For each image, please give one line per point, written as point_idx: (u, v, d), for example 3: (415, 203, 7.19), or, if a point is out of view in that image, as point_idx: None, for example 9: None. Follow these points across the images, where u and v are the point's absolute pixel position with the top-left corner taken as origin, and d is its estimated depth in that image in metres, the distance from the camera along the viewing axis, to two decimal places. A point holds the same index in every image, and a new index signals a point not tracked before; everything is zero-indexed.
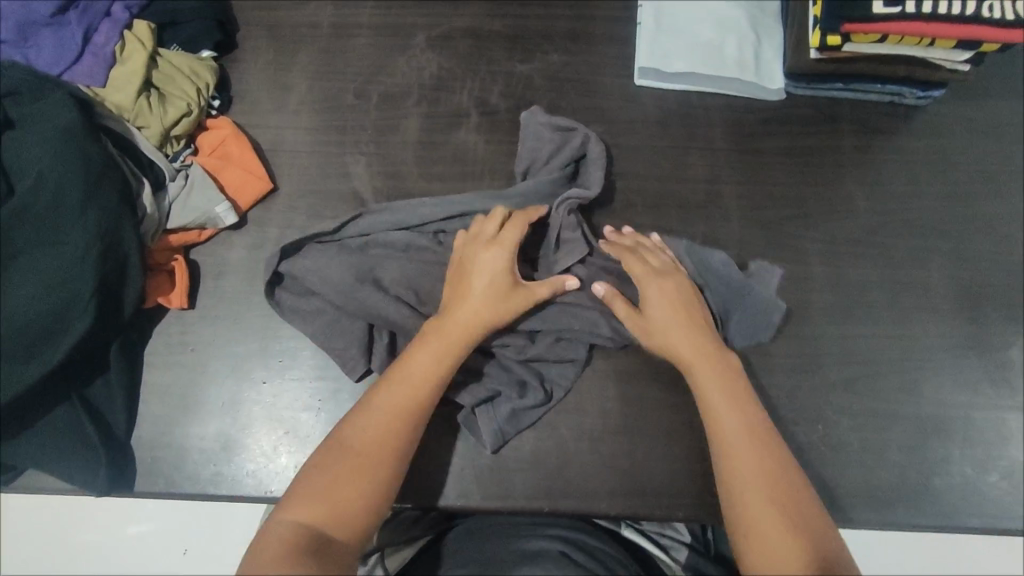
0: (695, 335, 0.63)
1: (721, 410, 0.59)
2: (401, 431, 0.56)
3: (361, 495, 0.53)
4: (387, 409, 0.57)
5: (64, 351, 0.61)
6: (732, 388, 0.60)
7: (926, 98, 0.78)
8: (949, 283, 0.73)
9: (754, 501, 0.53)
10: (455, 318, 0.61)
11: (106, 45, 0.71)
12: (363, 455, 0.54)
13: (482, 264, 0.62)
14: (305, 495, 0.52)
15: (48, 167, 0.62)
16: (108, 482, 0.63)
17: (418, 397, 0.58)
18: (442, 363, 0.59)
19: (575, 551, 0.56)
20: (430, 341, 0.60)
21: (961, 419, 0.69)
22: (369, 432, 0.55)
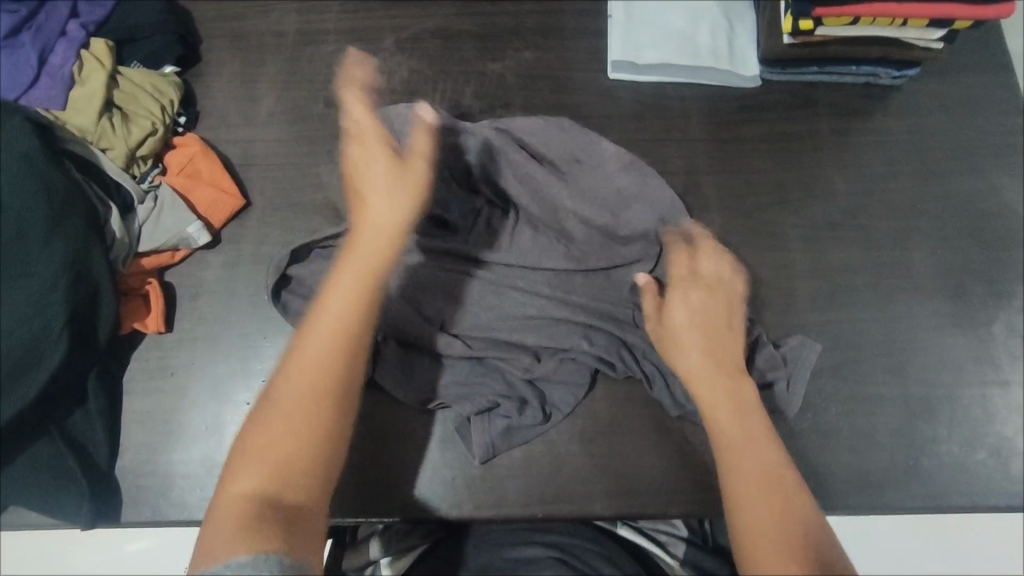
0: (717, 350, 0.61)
1: (727, 425, 0.56)
2: (333, 368, 0.51)
3: (304, 444, 0.48)
4: (315, 350, 0.52)
5: (39, 385, 0.59)
6: (744, 409, 0.57)
7: (902, 77, 0.77)
8: (930, 263, 0.73)
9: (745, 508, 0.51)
10: (362, 226, 0.57)
11: (63, 66, 0.69)
12: (303, 399, 0.50)
13: (370, 172, 0.60)
14: (248, 463, 0.47)
15: (10, 197, 0.61)
16: (93, 514, 0.62)
17: (340, 315, 0.53)
18: (361, 272, 0.55)
19: (571, 554, 0.57)
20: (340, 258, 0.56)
21: (948, 398, 0.69)
22: (297, 374, 0.51)
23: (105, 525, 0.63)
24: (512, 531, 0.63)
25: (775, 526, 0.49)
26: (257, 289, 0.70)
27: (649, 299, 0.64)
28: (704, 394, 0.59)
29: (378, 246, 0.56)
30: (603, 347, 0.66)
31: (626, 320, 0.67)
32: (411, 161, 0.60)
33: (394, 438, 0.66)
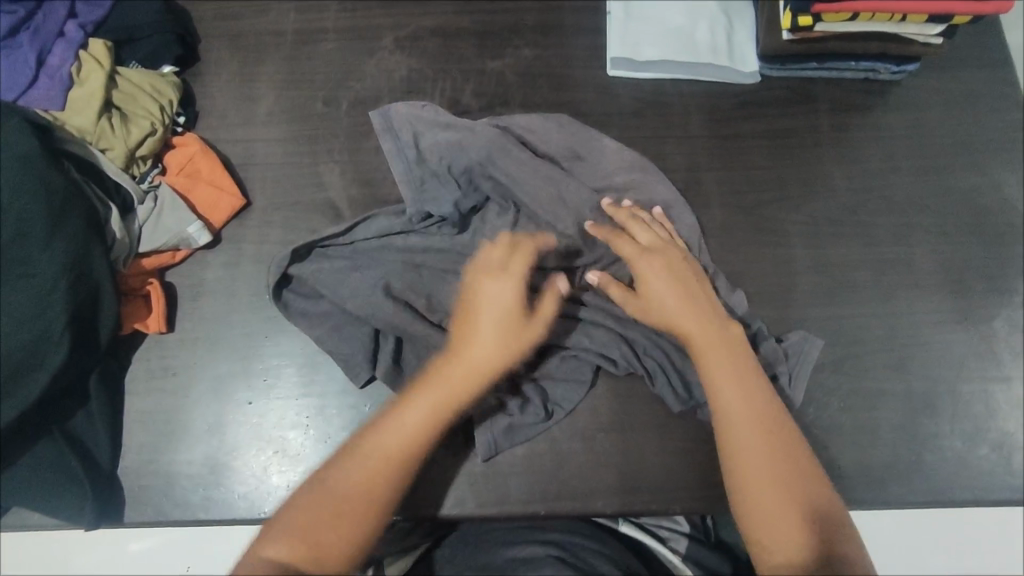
0: (714, 334, 0.61)
1: (736, 418, 0.57)
2: (386, 480, 0.54)
3: (342, 538, 0.52)
4: (379, 454, 0.55)
5: (41, 387, 0.59)
6: (752, 397, 0.58)
7: (901, 72, 0.77)
8: (931, 259, 0.73)
9: (761, 510, 0.54)
10: (472, 352, 0.58)
11: (61, 67, 0.69)
12: (351, 492, 0.54)
13: (496, 298, 0.59)
14: (286, 535, 0.51)
15: (8, 198, 0.61)
16: (96, 515, 0.62)
17: (416, 437, 0.56)
18: (447, 402, 0.57)
19: (568, 552, 0.59)
20: (444, 374, 0.58)
21: (949, 393, 0.69)
22: (355, 471, 0.54)
23: (108, 525, 0.63)
24: (506, 531, 0.65)
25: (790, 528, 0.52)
26: (258, 288, 0.70)
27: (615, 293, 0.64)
28: (710, 376, 0.59)
29: (473, 382, 0.58)
30: (605, 344, 0.66)
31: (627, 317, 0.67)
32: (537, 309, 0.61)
33: None
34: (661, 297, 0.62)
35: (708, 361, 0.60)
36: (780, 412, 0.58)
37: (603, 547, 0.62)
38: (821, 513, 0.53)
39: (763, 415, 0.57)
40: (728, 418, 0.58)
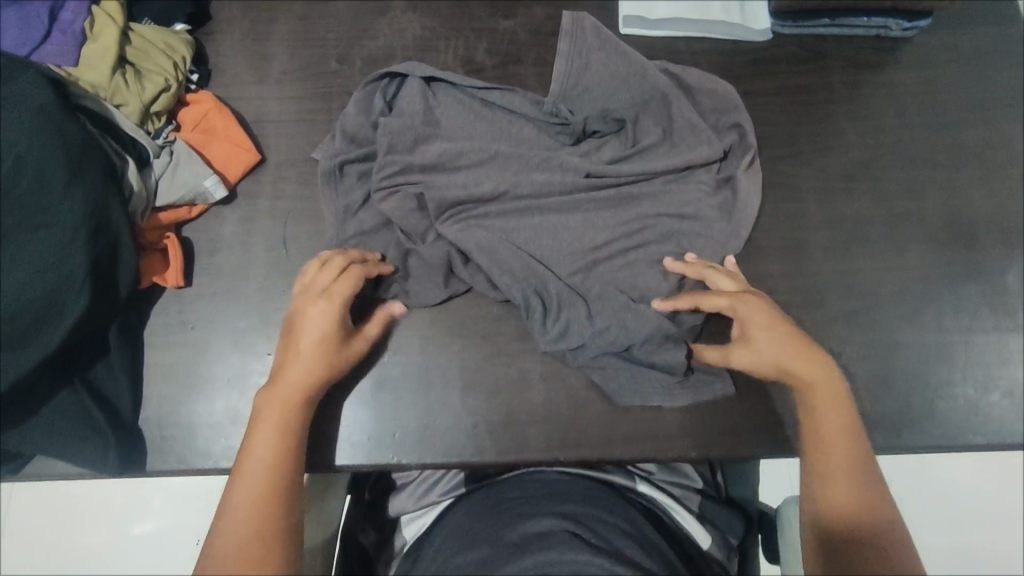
0: (812, 380, 0.60)
1: (842, 463, 0.55)
2: (273, 517, 0.50)
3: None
4: (254, 493, 0.51)
5: (60, 336, 0.60)
6: (856, 459, 0.55)
7: (912, 29, 0.78)
8: (942, 213, 0.74)
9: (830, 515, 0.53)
10: (294, 377, 0.58)
11: (75, 22, 0.69)
12: (246, 541, 0.49)
13: (313, 321, 0.60)
14: None
15: (25, 148, 0.60)
16: (118, 463, 0.62)
17: (277, 464, 0.53)
18: (291, 423, 0.56)
19: (588, 531, 0.54)
20: (277, 404, 0.56)
21: (962, 343, 0.70)
22: (237, 521, 0.50)
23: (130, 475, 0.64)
24: (526, 496, 0.61)
25: None
26: (275, 244, 0.70)
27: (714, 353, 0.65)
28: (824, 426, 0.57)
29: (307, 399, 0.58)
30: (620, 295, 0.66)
31: (640, 265, 0.68)
32: (360, 333, 0.64)
33: (414, 386, 0.67)
34: (764, 349, 0.61)
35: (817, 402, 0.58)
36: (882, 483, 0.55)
37: (622, 520, 0.59)
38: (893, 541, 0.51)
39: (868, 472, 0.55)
40: (829, 471, 0.55)
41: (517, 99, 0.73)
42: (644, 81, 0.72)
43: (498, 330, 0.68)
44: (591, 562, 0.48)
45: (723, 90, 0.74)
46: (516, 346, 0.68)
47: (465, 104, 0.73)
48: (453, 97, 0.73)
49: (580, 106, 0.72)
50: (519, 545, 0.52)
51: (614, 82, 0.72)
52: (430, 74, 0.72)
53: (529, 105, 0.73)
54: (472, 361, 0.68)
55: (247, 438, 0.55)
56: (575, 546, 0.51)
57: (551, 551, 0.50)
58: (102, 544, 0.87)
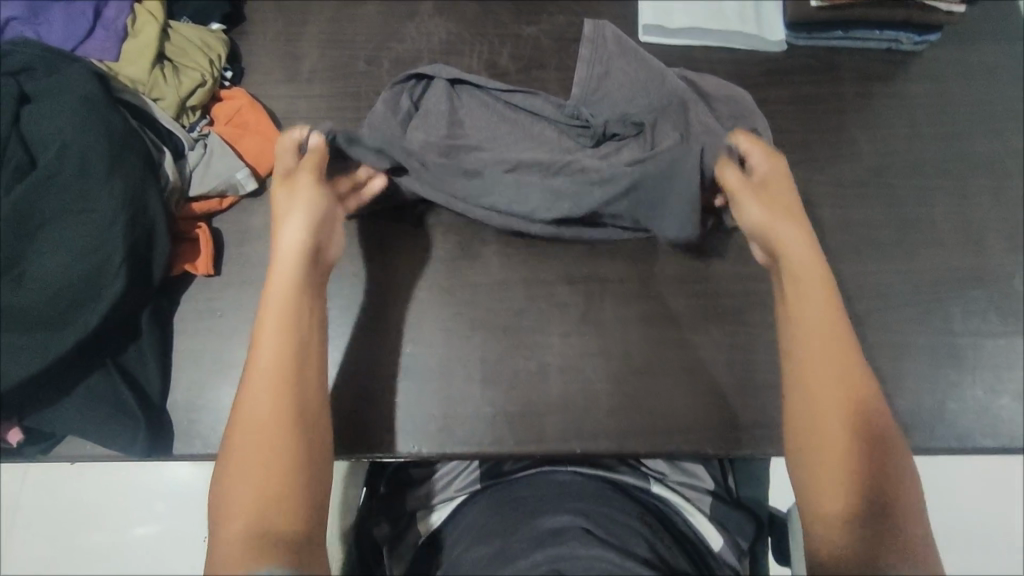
0: (812, 311, 0.60)
1: (821, 354, 0.57)
2: (290, 391, 0.54)
3: (293, 453, 0.51)
4: (269, 376, 0.54)
5: (96, 318, 0.62)
6: (835, 347, 0.58)
7: (922, 43, 0.80)
8: (952, 220, 0.76)
9: (823, 493, 0.52)
10: (273, 282, 0.59)
11: (118, 19, 0.72)
12: (270, 418, 0.52)
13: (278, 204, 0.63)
14: (243, 486, 0.49)
15: (71, 136, 0.63)
16: (147, 445, 0.63)
17: (286, 347, 0.56)
18: (286, 304, 0.58)
19: (599, 525, 0.56)
20: (268, 315, 0.57)
21: (971, 345, 0.72)
22: (248, 430, 0.52)
23: (156, 457, 0.65)
24: (538, 491, 0.64)
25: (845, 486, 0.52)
26: None
27: (731, 171, 0.67)
28: (803, 322, 0.59)
29: (291, 296, 0.59)
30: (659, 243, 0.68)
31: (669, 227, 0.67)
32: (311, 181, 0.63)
33: (436, 376, 0.68)
34: (782, 207, 0.65)
35: (810, 350, 0.58)
36: (865, 369, 0.57)
37: (632, 520, 0.60)
38: (898, 500, 0.51)
39: (849, 367, 0.57)
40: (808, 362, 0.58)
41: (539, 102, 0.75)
42: (660, 86, 0.73)
43: (518, 323, 0.70)
44: (603, 557, 0.51)
45: (739, 96, 0.76)
46: (534, 338, 0.69)
47: (488, 104, 0.75)
48: (477, 98, 0.75)
49: (599, 110, 0.75)
50: (533, 539, 0.55)
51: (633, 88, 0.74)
52: (455, 76, 0.74)
53: (553, 106, 0.75)
54: (493, 353, 0.69)
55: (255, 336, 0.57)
56: (587, 540, 0.53)
57: (564, 546, 0.52)
58: (104, 543, 0.87)
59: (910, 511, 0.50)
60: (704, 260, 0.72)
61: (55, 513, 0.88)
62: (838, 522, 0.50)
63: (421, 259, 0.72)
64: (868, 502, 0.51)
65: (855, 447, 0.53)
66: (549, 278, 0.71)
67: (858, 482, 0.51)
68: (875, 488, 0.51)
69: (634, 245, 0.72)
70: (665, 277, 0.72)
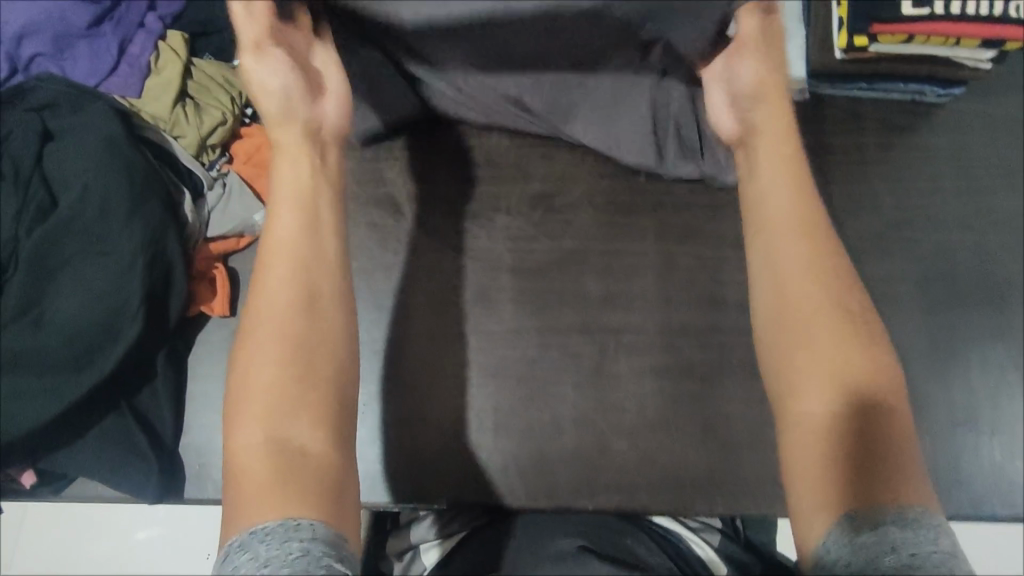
0: (795, 218, 0.57)
1: (802, 271, 0.55)
2: (302, 290, 0.53)
3: (310, 356, 0.51)
4: (281, 278, 0.53)
5: (113, 362, 0.62)
6: (815, 263, 0.56)
7: (946, 95, 0.79)
8: (974, 278, 0.75)
9: (799, 397, 0.51)
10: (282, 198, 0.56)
11: (142, 56, 0.71)
12: (280, 325, 0.52)
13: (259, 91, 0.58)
14: (257, 395, 0.49)
15: (93, 178, 0.63)
16: (159, 489, 0.64)
17: (292, 249, 0.54)
18: (295, 203, 0.56)
19: (598, 543, 0.57)
20: (280, 222, 0.55)
21: (988, 407, 0.72)
22: (269, 350, 0.50)
23: (168, 500, 0.66)
24: (543, 524, 0.62)
25: (827, 413, 0.50)
26: None
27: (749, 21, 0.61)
28: (778, 237, 0.57)
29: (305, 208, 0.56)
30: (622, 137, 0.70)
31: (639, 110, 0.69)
32: (269, 56, 0.57)
33: (449, 426, 0.68)
34: (773, 89, 0.62)
35: (794, 260, 0.56)
36: (856, 289, 0.55)
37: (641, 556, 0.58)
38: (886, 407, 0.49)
39: (835, 284, 0.55)
40: (785, 275, 0.56)
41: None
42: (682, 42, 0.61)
43: (532, 372, 0.69)
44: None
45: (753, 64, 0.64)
46: (549, 389, 0.69)
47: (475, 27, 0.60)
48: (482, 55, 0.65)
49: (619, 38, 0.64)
50: (539, 560, 0.55)
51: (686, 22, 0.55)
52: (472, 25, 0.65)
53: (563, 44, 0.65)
54: (508, 404, 0.69)
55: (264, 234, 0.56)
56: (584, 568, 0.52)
57: (568, 562, 0.53)
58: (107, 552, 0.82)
59: (897, 421, 0.48)
60: (721, 312, 0.71)
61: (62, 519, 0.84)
62: (810, 449, 0.49)
63: (436, 304, 0.71)
64: (853, 408, 0.49)
65: (839, 371, 0.51)
66: (565, 328, 0.71)
67: (841, 402, 0.50)
68: (860, 396, 0.50)
69: (651, 295, 0.72)
70: (682, 327, 0.71)
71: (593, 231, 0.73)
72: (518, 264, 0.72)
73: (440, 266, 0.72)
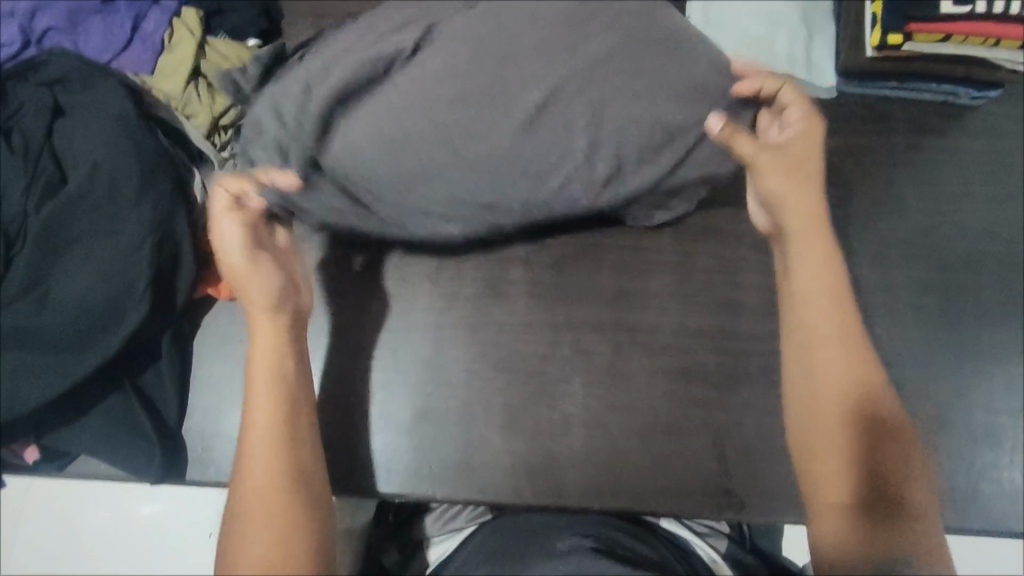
0: (819, 304, 0.58)
1: (830, 362, 0.56)
2: (286, 442, 0.53)
3: (296, 504, 0.51)
4: (263, 441, 0.53)
5: (118, 341, 0.61)
6: (845, 356, 0.56)
7: (981, 98, 0.76)
8: (1002, 289, 0.73)
9: (823, 478, 0.54)
10: (261, 331, 0.57)
11: (155, 32, 0.70)
12: (264, 483, 0.51)
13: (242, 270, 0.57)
14: (248, 553, 0.48)
15: (102, 155, 0.63)
16: (161, 470, 0.64)
17: (280, 403, 0.54)
18: (275, 360, 0.56)
19: (608, 545, 0.53)
20: (257, 362, 0.56)
21: (1010, 424, 0.70)
22: (258, 486, 0.51)
23: (170, 482, 0.66)
24: (548, 522, 0.60)
25: (845, 478, 0.53)
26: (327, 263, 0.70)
27: (790, 94, 0.61)
28: (806, 342, 0.57)
29: (279, 345, 0.57)
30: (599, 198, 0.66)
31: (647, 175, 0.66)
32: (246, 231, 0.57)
33: (454, 420, 0.67)
34: (806, 168, 0.60)
35: (817, 346, 0.57)
36: (876, 365, 0.57)
37: (654, 553, 0.56)
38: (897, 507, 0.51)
39: (860, 364, 0.56)
40: (814, 334, 0.57)
41: (549, 67, 0.63)
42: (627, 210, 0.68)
43: (542, 368, 0.68)
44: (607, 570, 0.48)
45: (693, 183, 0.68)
46: (557, 386, 0.68)
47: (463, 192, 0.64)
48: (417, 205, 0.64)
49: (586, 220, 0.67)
50: (541, 548, 0.54)
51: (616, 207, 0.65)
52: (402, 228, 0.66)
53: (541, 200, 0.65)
54: (515, 400, 0.67)
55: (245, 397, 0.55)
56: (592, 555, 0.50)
57: (572, 561, 0.50)
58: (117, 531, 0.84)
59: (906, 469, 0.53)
60: (737, 315, 0.70)
61: (65, 505, 0.85)
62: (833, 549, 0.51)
63: (445, 295, 0.70)
64: (868, 462, 0.53)
65: (857, 439, 0.54)
66: (575, 325, 0.69)
67: (862, 464, 0.53)
68: (873, 466, 0.53)
69: (665, 295, 0.70)
70: (696, 329, 0.69)
71: (608, 226, 0.71)
72: (530, 258, 0.71)
73: (450, 256, 0.71)
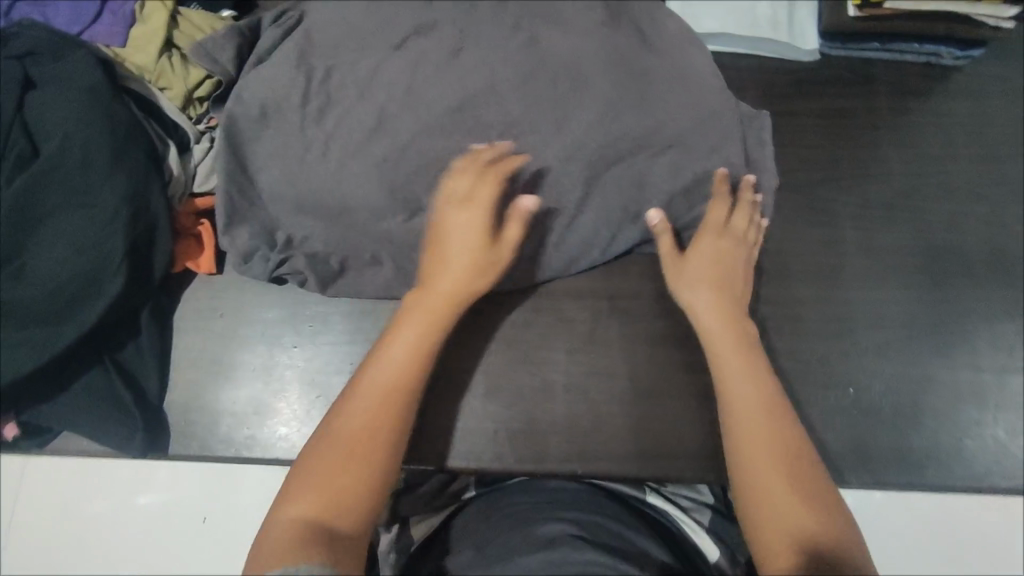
0: (734, 375, 0.56)
1: (750, 406, 0.54)
2: (399, 395, 0.52)
3: (378, 455, 0.49)
4: (374, 386, 0.52)
5: (96, 315, 0.61)
6: (765, 406, 0.54)
7: (964, 58, 0.76)
8: (985, 248, 0.72)
9: (770, 509, 0.48)
10: (440, 295, 0.57)
11: (125, 4, 0.68)
12: (362, 425, 0.50)
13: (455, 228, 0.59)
14: (309, 478, 0.47)
15: (72, 127, 0.61)
16: (144, 445, 0.64)
17: (420, 360, 0.54)
18: (424, 326, 0.56)
19: (595, 534, 0.51)
20: (414, 320, 0.56)
21: (993, 381, 0.70)
22: (359, 421, 0.50)
23: (153, 456, 0.66)
24: (532, 504, 0.58)
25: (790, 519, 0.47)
26: None
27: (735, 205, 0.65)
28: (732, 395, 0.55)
29: (442, 319, 0.57)
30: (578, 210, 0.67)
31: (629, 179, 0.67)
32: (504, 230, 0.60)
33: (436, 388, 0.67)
34: (722, 272, 0.62)
35: (737, 403, 0.54)
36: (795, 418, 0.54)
37: (638, 539, 0.54)
38: (841, 560, 0.44)
39: (776, 412, 0.53)
40: (731, 397, 0.55)
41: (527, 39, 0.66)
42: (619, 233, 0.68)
43: (524, 336, 0.68)
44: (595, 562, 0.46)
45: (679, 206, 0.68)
46: (540, 354, 0.67)
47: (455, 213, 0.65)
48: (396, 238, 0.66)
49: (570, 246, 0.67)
50: (524, 536, 0.52)
51: (593, 233, 0.67)
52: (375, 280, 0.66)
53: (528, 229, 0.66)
54: (497, 368, 0.67)
55: (381, 343, 0.55)
56: (578, 544, 0.48)
57: (556, 551, 0.48)
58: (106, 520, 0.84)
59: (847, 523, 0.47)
60: None
61: (53, 495, 0.85)
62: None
63: None
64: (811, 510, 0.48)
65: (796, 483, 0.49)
66: (557, 292, 0.69)
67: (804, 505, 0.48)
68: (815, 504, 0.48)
69: (647, 261, 0.70)
70: None
71: None
72: None
73: None
